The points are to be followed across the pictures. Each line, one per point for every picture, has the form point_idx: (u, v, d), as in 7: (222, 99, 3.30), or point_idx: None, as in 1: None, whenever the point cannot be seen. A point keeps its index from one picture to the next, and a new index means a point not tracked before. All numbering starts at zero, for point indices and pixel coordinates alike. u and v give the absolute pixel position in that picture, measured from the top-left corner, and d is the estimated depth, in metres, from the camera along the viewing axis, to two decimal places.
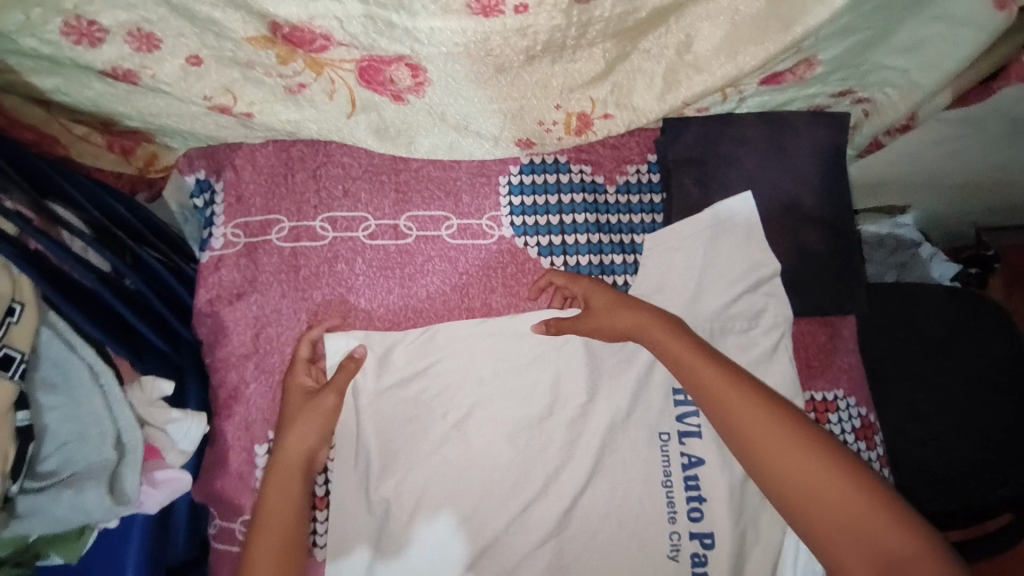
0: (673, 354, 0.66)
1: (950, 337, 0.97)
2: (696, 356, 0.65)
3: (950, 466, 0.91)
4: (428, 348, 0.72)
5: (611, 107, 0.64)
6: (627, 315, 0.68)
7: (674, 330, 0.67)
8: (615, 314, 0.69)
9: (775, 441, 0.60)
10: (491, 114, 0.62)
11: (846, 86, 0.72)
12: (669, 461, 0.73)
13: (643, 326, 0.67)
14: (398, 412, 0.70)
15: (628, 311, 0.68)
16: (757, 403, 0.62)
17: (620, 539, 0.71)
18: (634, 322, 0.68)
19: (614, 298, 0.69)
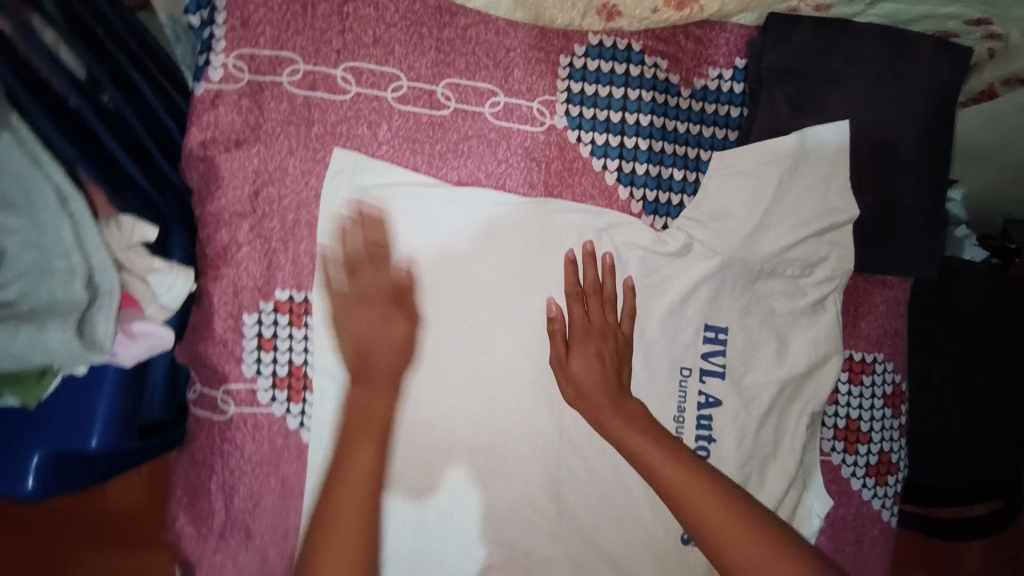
0: (626, 435, 0.57)
1: (986, 317, 0.88)
2: (631, 427, 0.57)
3: (947, 441, 0.88)
4: (447, 221, 0.63)
5: None
6: (590, 376, 0.61)
7: (625, 409, 0.59)
8: (582, 373, 0.61)
9: (714, 515, 0.50)
10: None
11: (988, 15, 0.63)
12: (685, 399, 0.68)
13: (601, 394, 0.60)
14: (397, 283, 0.63)
15: (597, 368, 0.61)
16: (669, 453, 0.54)
17: (621, 469, 0.67)
18: (598, 388, 0.60)
19: (586, 356, 0.62)
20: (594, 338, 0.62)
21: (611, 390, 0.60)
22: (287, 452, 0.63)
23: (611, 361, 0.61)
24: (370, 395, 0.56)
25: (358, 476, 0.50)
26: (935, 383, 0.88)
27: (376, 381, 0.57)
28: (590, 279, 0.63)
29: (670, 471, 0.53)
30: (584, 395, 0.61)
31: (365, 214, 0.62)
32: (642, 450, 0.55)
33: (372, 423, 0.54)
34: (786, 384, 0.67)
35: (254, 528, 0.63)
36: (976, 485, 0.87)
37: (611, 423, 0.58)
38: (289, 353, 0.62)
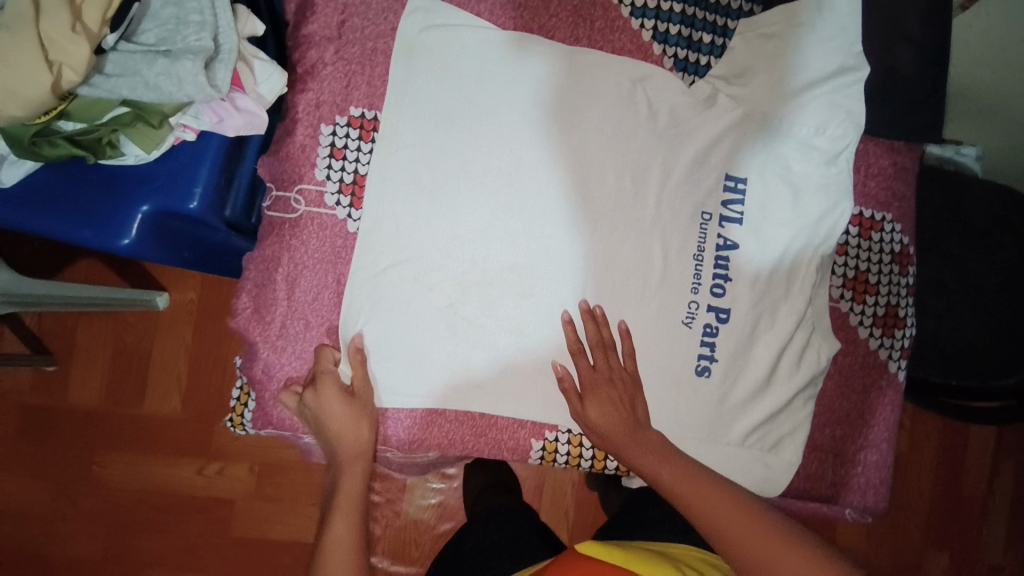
0: (639, 459, 0.67)
1: (996, 225, 0.92)
2: (651, 454, 0.67)
3: (959, 342, 0.91)
4: (500, 64, 0.72)
5: None
6: (607, 417, 0.69)
7: (642, 440, 0.68)
8: (599, 417, 0.69)
9: (723, 516, 0.62)
10: None
11: None
12: (705, 240, 0.74)
13: (619, 427, 0.68)
14: (451, 110, 0.71)
15: (612, 411, 0.69)
16: (677, 470, 0.66)
17: (644, 301, 0.74)
18: (616, 427, 0.69)
19: (600, 404, 0.69)
20: (602, 386, 0.70)
21: (627, 423, 0.69)
22: (346, 254, 0.70)
23: (621, 402, 0.70)
24: (339, 473, 0.68)
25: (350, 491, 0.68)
26: (945, 286, 0.92)
27: (342, 467, 0.68)
28: (591, 332, 0.71)
29: (685, 485, 0.65)
30: (602, 432, 0.69)
31: (433, 47, 0.71)
32: (662, 475, 0.66)
33: (348, 493, 0.68)
34: (798, 231, 0.74)
35: (311, 319, 0.69)
36: (991, 387, 0.89)
37: (630, 450, 0.68)
38: (357, 165, 0.70)
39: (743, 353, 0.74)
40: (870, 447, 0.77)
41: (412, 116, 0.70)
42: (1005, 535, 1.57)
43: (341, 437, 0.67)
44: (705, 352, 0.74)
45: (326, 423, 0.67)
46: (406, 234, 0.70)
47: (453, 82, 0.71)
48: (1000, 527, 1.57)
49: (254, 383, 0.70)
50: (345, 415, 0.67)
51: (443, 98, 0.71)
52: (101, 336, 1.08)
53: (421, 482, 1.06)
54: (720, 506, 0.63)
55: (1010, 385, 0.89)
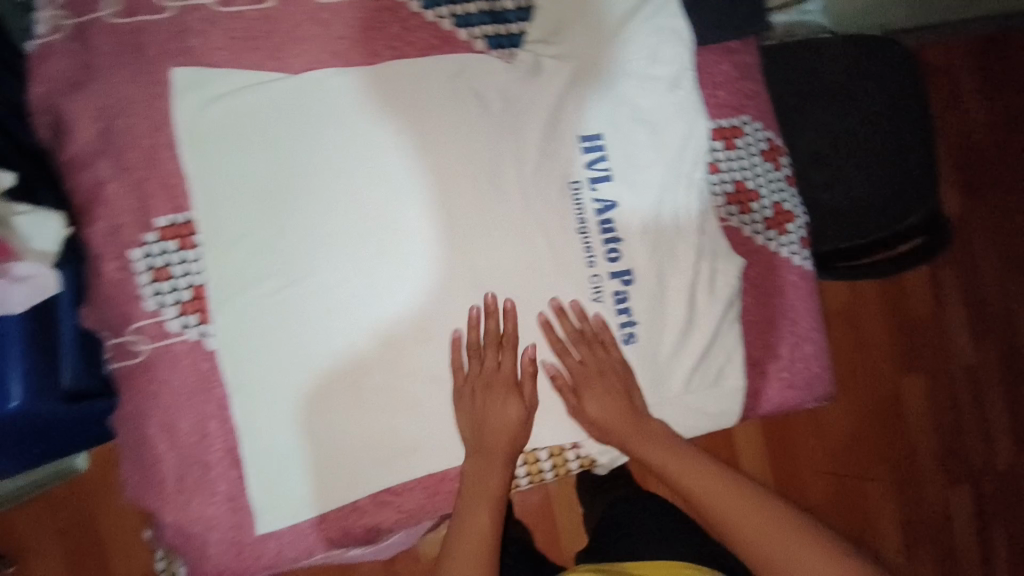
0: (648, 450, 0.71)
1: (851, 78, 0.92)
2: (662, 448, 0.71)
3: (857, 202, 0.92)
4: (303, 110, 0.64)
5: None
6: (613, 409, 0.70)
7: (647, 428, 0.71)
8: (603, 409, 0.70)
9: (728, 504, 0.69)
10: None
11: None
12: (582, 210, 0.71)
13: (623, 421, 0.70)
14: (270, 182, 0.63)
15: (611, 402, 0.70)
16: (679, 458, 0.71)
17: (545, 294, 0.71)
18: (619, 419, 0.70)
19: (598, 397, 0.70)
20: (592, 378, 0.70)
21: (626, 412, 0.71)
22: (217, 374, 0.63)
23: (620, 392, 0.71)
24: (478, 470, 0.68)
25: (488, 482, 0.68)
26: (824, 155, 0.93)
27: (490, 459, 0.68)
28: (568, 328, 0.70)
29: (696, 478, 0.71)
30: (604, 426, 0.71)
31: (222, 124, 0.62)
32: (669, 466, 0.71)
33: (489, 488, 0.68)
34: (670, 166, 0.72)
35: (210, 458, 0.63)
36: (900, 231, 0.91)
37: (636, 440, 0.71)
38: (188, 278, 0.62)
39: (658, 306, 0.72)
40: (803, 341, 0.78)
41: (228, 207, 0.62)
42: (967, 337, 1.71)
43: (496, 432, 0.68)
44: (625, 318, 0.72)
45: (483, 424, 0.68)
46: (278, 333, 0.63)
47: (262, 154, 0.63)
48: (956, 333, 1.70)
49: (178, 545, 0.64)
50: (514, 418, 0.69)
51: (257, 175, 0.62)
52: (29, 529, 0.96)
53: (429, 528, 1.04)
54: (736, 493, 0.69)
55: (915, 223, 0.90)
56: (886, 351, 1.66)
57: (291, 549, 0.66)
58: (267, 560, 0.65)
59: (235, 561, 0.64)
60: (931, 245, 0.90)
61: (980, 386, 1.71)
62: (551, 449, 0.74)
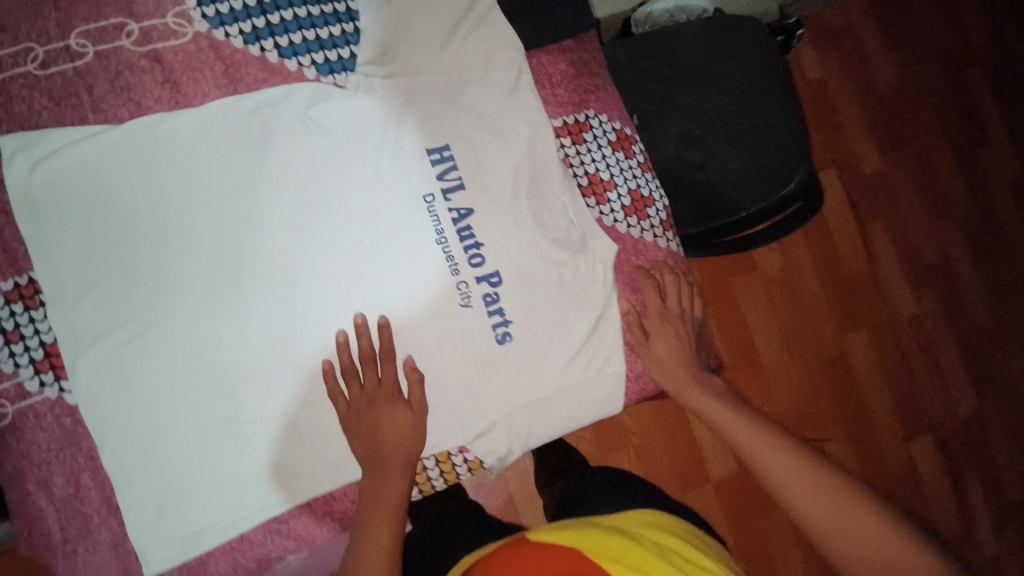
0: (694, 395, 0.78)
1: (710, 59, 0.96)
2: (700, 398, 0.78)
3: (731, 178, 0.94)
4: (136, 159, 0.65)
5: None
6: (676, 356, 0.78)
7: (704, 378, 0.79)
8: (663, 357, 0.78)
9: (758, 451, 0.72)
10: None
11: None
12: (439, 222, 0.72)
13: (686, 370, 0.78)
14: (114, 232, 0.65)
15: (679, 352, 0.79)
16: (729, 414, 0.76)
17: (411, 308, 0.71)
18: (681, 367, 0.78)
19: (668, 345, 0.78)
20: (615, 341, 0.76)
21: (690, 363, 0.79)
22: (82, 426, 0.65)
23: (683, 345, 0.79)
24: (381, 482, 0.69)
25: (386, 494, 0.68)
26: (696, 136, 0.95)
27: (389, 471, 0.69)
28: (650, 285, 0.78)
29: (739, 428, 0.75)
30: (666, 372, 0.78)
31: (53, 182, 0.64)
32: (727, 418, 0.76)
33: (388, 500, 0.68)
34: (521, 167, 0.73)
35: (88, 509, 0.65)
36: (778, 202, 0.93)
37: (686, 390, 0.78)
38: (40, 337, 0.64)
39: (529, 304, 0.73)
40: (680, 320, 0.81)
41: (68, 263, 0.64)
42: (907, 288, 1.75)
43: (393, 443, 0.69)
44: (498, 320, 0.72)
45: (386, 433, 0.69)
46: (142, 377, 0.65)
47: (98, 205, 0.64)
48: (895, 285, 1.74)
49: None
50: (406, 428, 0.69)
51: (98, 228, 0.64)
52: None
53: None
54: (758, 437, 0.73)
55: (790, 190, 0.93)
56: (827, 310, 1.69)
57: None
58: None
59: None
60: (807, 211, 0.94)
61: (928, 334, 1.75)
62: (437, 456, 0.74)
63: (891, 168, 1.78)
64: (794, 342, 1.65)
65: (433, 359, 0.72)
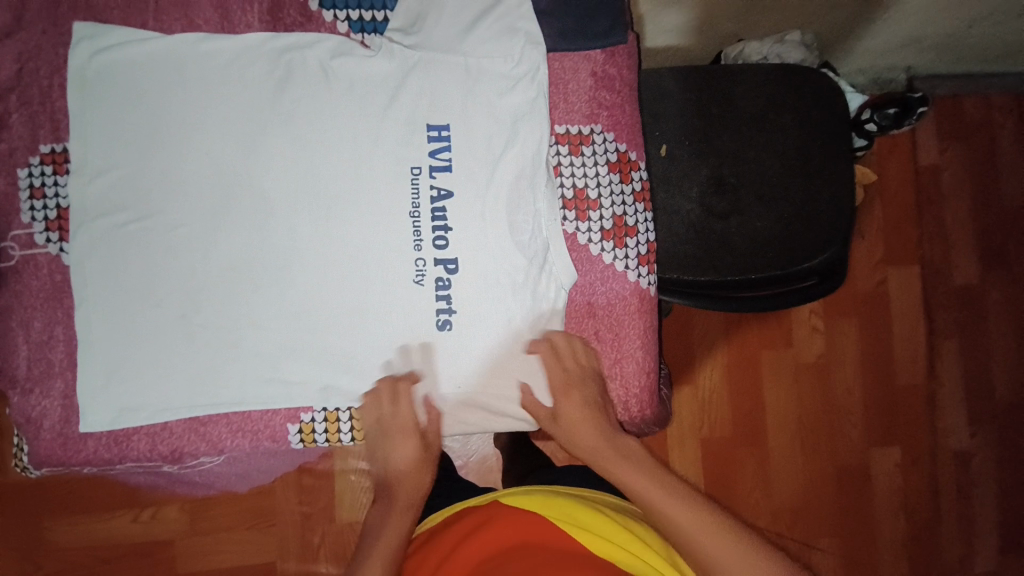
0: (599, 450, 0.76)
1: (768, 109, 0.90)
2: (606, 448, 0.76)
3: (751, 236, 0.88)
4: (175, 68, 0.73)
5: None
6: (579, 411, 0.76)
7: (609, 432, 0.77)
8: (572, 412, 0.76)
9: (664, 502, 0.72)
10: None
11: None
12: (418, 196, 0.73)
13: (589, 425, 0.76)
14: (143, 128, 0.72)
15: (586, 406, 0.76)
16: (634, 465, 0.76)
17: (366, 270, 0.73)
18: (587, 420, 0.76)
19: (572, 397, 0.76)
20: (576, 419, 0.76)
21: (598, 416, 0.76)
22: (70, 287, 0.73)
23: (597, 395, 0.77)
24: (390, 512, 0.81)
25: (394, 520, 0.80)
26: (726, 182, 0.89)
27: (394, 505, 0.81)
28: (568, 357, 0.76)
29: (640, 481, 0.74)
30: (570, 427, 0.76)
31: (101, 72, 0.72)
32: (629, 471, 0.75)
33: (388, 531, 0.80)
34: (512, 165, 0.73)
35: (53, 357, 0.73)
36: (796, 270, 0.86)
37: (590, 444, 0.76)
38: (59, 200, 0.73)
39: (478, 300, 0.73)
40: (625, 358, 0.79)
41: (91, 145, 0.72)
42: (966, 420, 1.57)
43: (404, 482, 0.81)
44: (444, 306, 0.73)
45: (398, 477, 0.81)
46: (122, 261, 0.71)
47: (132, 101, 0.72)
48: (951, 412, 1.56)
49: (20, 426, 0.74)
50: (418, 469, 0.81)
51: (127, 121, 0.72)
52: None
53: (349, 488, 1.19)
54: (663, 489, 0.73)
55: (815, 262, 0.86)
56: (861, 416, 1.53)
57: (106, 452, 0.75)
58: (84, 457, 0.75)
59: (60, 450, 0.74)
60: (823, 287, 0.87)
61: (970, 474, 1.57)
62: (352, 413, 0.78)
63: (988, 285, 1.58)
64: (809, 438, 1.52)
65: (377, 324, 0.73)
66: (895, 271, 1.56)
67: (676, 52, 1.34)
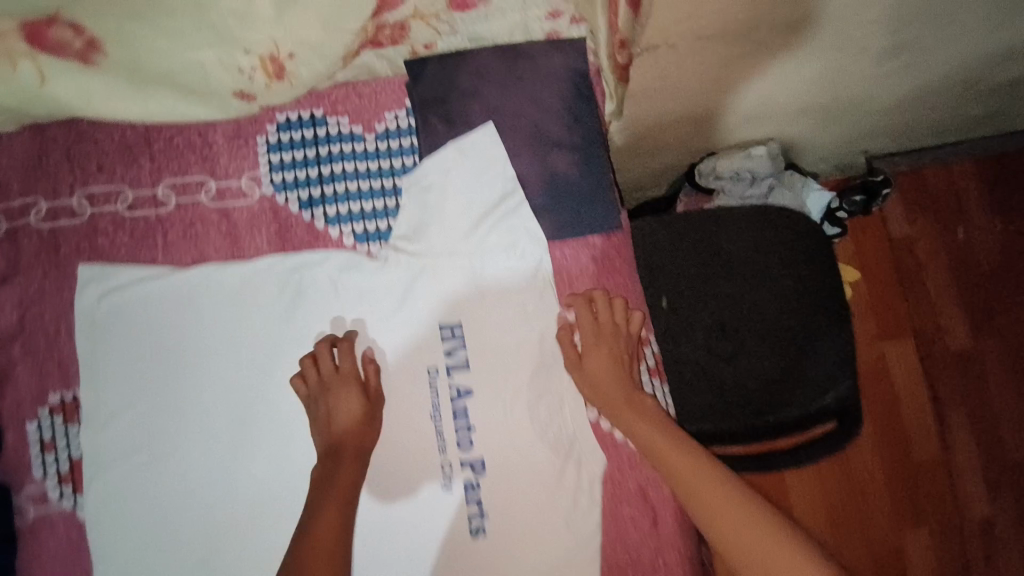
0: (644, 432, 0.69)
1: (756, 251, 0.94)
2: (655, 427, 0.69)
3: (758, 378, 0.90)
4: (186, 299, 0.73)
5: (293, 46, 0.67)
6: (604, 369, 0.72)
7: (643, 410, 0.71)
8: (597, 367, 0.72)
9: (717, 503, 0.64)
10: (193, 69, 0.68)
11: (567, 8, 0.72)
12: (438, 396, 0.74)
13: (614, 388, 0.71)
14: (163, 363, 0.73)
15: (610, 364, 0.72)
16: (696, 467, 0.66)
17: (393, 483, 0.72)
18: (613, 385, 0.72)
19: (599, 355, 0.73)
20: (604, 340, 0.73)
21: (626, 381, 0.72)
22: (85, 539, 0.70)
23: (619, 359, 0.73)
24: (326, 474, 0.68)
25: (334, 480, 0.67)
26: (728, 326, 0.92)
27: (341, 459, 0.68)
28: (586, 323, 0.74)
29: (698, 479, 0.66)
30: (599, 387, 0.72)
31: (113, 313, 0.73)
32: (675, 463, 0.67)
33: (338, 484, 0.67)
34: (530, 357, 0.75)
35: None
36: (813, 411, 0.86)
37: (630, 415, 0.70)
38: (70, 450, 0.71)
39: (508, 500, 0.72)
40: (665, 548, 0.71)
41: (104, 388, 0.72)
42: (987, 486, 1.55)
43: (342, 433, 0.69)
44: (475, 509, 0.72)
45: (336, 419, 0.70)
46: (145, 504, 0.70)
47: (145, 337, 0.73)
48: (972, 480, 1.55)
49: None
50: (358, 415, 0.70)
51: (142, 359, 0.73)
52: None
53: None
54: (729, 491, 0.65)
55: (833, 400, 0.85)
56: (885, 492, 1.54)
57: None
58: None
59: None
60: (847, 430, 0.84)
61: (1004, 544, 1.52)
62: None
63: (982, 348, 1.61)
64: (839, 525, 1.53)
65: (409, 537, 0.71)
66: (889, 346, 1.60)
67: (653, 171, 1.38)
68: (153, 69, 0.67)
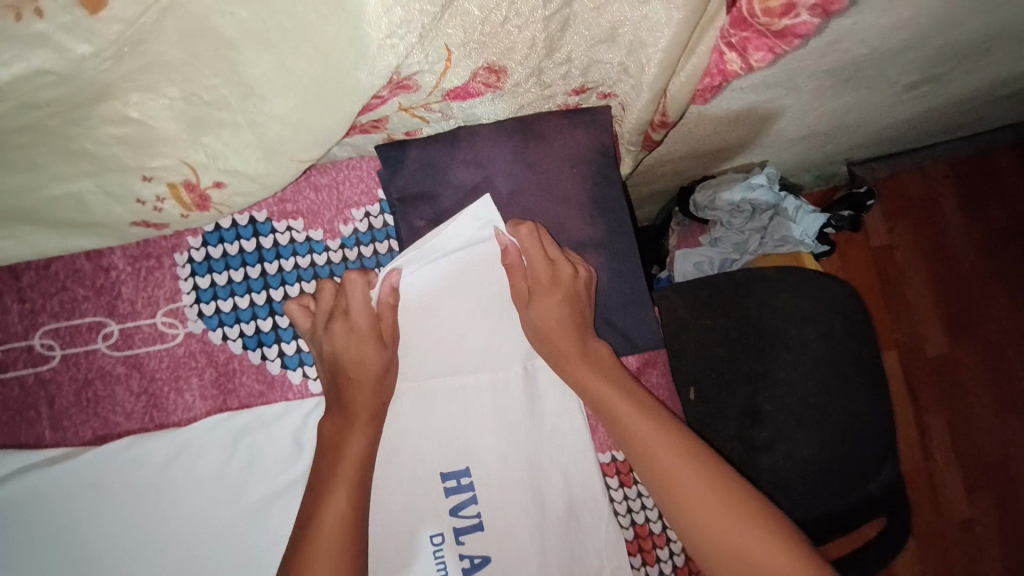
0: (637, 426, 0.55)
1: (788, 323, 0.83)
2: (635, 411, 0.56)
3: (796, 468, 0.79)
4: (97, 483, 0.56)
5: (216, 174, 0.49)
6: (553, 317, 0.57)
7: (593, 354, 0.58)
8: (546, 314, 0.57)
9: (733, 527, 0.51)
10: (62, 203, 0.48)
11: (586, 82, 0.55)
12: (446, 571, 0.60)
13: (565, 337, 0.57)
14: (74, 571, 0.56)
15: (560, 312, 0.57)
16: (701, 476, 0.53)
17: None
18: (561, 337, 0.57)
19: (549, 301, 0.57)
20: (547, 290, 0.57)
21: (577, 326, 0.58)
22: None
23: (571, 308, 0.57)
24: (340, 427, 0.55)
25: (365, 387, 0.55)
26: (763, 411, 0.82)
27: (352, 418, 0.54)
28: (530, 254, 0.56)
29: (700, 487, 0.53)
30: (543, 335, 0.58)
31: (7, 512, 0.56)
32: (675, 466, 0.53)
33: (344, 451, 0.54)
34: (558, 512, 0.61)
35: None
36: (856, 503, 0.77)
37: (599, 387, 0.57)
38: None
39: None
40: None
41: None
42: (964, 487, 1.59)
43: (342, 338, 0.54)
44: None
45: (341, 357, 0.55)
46: None
47: (52, 537, 0.56)
48: (950, 484, 1.59)
49: None
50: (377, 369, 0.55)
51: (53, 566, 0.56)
52: None
53: None
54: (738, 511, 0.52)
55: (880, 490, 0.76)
56: None
57: None
58: None
59: None
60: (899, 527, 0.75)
61: (978, 541, 1.58)
62: None
63: (958, 353, 1.62)
64: None
65: None
66: None
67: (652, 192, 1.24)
68: (9, 210, 0.48)
